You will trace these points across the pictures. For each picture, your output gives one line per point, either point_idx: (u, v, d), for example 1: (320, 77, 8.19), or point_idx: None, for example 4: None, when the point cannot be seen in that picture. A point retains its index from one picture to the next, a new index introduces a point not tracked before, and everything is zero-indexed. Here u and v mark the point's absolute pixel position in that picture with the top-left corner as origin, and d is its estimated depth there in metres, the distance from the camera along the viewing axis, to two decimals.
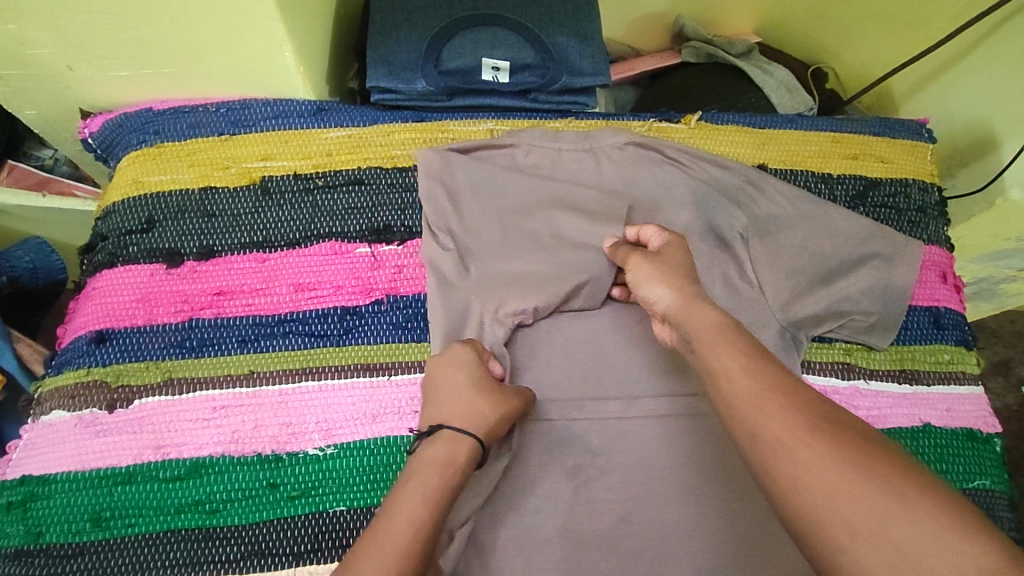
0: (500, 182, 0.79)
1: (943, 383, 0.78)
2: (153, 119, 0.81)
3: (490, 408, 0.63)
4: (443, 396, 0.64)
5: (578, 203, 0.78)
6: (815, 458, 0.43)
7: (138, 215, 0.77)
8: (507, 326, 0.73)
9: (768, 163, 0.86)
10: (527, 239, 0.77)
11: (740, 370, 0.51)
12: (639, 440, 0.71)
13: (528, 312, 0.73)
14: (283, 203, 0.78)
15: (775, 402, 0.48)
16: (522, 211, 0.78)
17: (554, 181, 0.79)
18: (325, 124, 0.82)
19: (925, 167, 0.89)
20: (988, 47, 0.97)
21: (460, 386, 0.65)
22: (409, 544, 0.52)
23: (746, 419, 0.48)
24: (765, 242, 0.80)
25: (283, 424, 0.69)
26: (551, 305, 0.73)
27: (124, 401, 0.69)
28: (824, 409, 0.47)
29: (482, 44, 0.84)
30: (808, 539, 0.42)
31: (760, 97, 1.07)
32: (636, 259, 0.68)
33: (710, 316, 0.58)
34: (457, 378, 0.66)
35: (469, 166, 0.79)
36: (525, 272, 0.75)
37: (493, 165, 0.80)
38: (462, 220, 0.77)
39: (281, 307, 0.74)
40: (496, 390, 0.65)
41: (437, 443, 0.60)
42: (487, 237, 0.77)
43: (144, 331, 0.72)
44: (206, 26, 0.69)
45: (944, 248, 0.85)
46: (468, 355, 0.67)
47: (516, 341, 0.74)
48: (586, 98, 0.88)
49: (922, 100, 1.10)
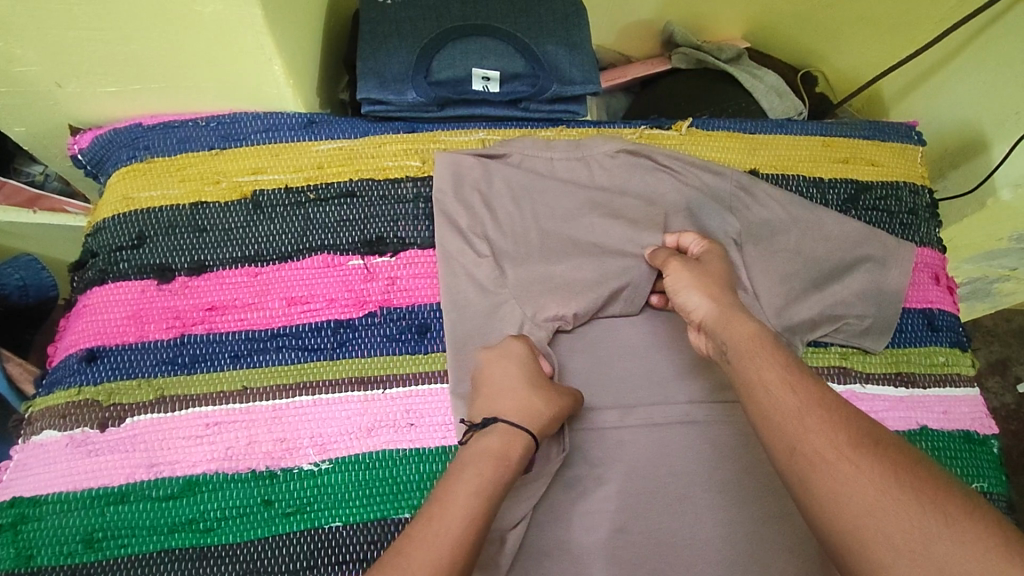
0: (544, 188, 0.79)
1: (939, 386, 0.78)
2: (143, 134, 0.81)
3: (540, 403, 0.65)
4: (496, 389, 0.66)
5: (619, 211, 0.79)
6: (855, 469, 0.47)
7: (130, 230, 0.76)
8: (547, 330, 0.73)
9: (759, 168, 0.86)
10: (567, 244, 0.78)
11: (779, 386, 0.55)
12: (635, 449, 0.70)
13: (568, 318, 0.74)
14: (274, 217, 0.78)
15: (814, 416, 0.52)
16: (567, 219, 0.79)
17: (594, 189, 0.80)
18: (315, 136, 0.82)
19: (916, 169, 0.89)
20: (973, 50, 0.98)
21: (513, 380, 0.66)
22: (450, 543, 0.51)
23: (784, 431, 0.53)
24: (759, 247, 0.80)
25: (277, 440, 0.68)
26: (591, 311, 0.74)
27: (115, 419, 0.68)
28: (863, 425, 0.51)
29: (471, 54, 0.84)
30: (844, 551, 0.46)
31: (750, 102, 1.07)
32: (674, 265, 0.71)
33: (745, 329, 0.62)
34: (508, 370, 0.67)
35: (503, 171, 0.80)
36: (568, 278, 0.76)
37: (524, 169, 0.81)
38: (500, 227, 0.78)
39: (273, 321, 0.73)
40: (547, 384, 0.67)
41: (493, 434, 0.62)
42: (526, 242, 0.77)
43: (135, 348, 0.71)
44: (196, 41, 0.69)
45: (936, 250, 0.86)
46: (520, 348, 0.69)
47: (557, 344, 0.75)
48: (577, 107, 0.88)
49: (911, 102, 1.11)
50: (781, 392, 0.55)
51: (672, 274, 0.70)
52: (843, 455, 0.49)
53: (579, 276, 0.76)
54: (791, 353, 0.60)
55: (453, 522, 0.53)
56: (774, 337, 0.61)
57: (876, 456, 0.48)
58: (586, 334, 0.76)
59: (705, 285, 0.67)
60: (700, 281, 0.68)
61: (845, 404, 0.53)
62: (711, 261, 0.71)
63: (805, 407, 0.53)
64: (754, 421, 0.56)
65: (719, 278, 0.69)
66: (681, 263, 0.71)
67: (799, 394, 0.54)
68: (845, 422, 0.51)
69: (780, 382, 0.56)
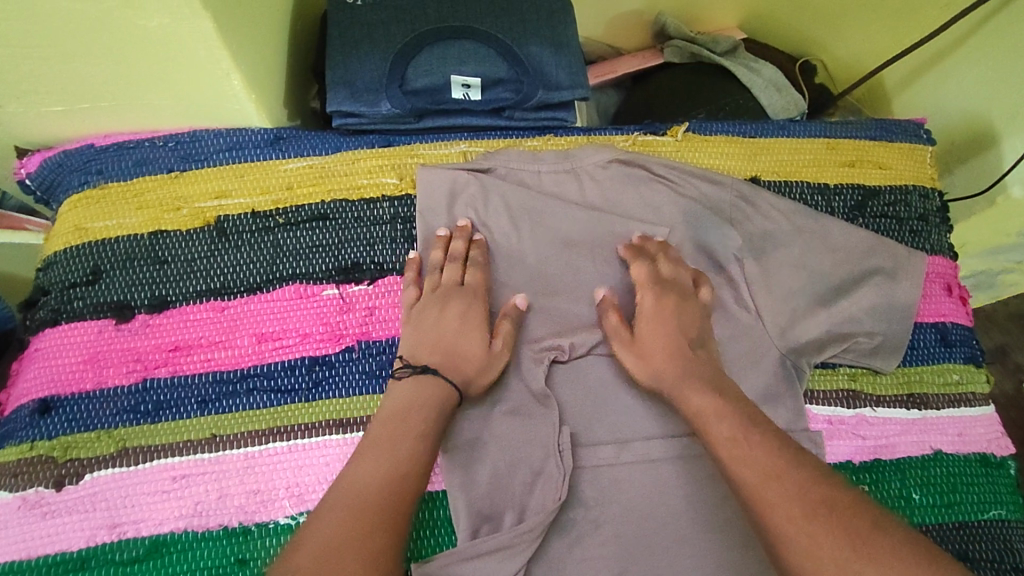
0: (545, 209, 0.75)
1: (954, 406, 0.74)
2: (95, 156, 0.74)
3: (475, 368, 0.66)
4: (446, 345, 0.67)
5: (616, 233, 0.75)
6: (830, 534, 0.48)
7: (83, 265, 0.70)
8: (541, 361, 0.70)
9: (761, 175, 0.81)
10: (565, 268, 0.74)
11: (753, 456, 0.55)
12: (633, 487, 0.66)
13: (566, 346, 0.70)
14: (240, 245, 0.72)
15: (794, 476, 0.53)
16: (566, 241, 0.74)
17: (599, 211, 0.76)
18: (283, 154, 0.76)
19: (926, 171, 0.84)
20: (981, 38, 0.92)
21: (475, 350, 0.67)
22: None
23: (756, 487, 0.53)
24: (761, 262, 0.75)
25: (250, 492, 0.64)
26: (588, 341, 0.71)
27: (73, 476, 0.62)
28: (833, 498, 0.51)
29: (450, 59, 0.76)
30: None
31: (748, 99, 1.00)
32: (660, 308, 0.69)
33: (710, 403, 0.61)
34: (461, 329, 0.68)
35: (499, 187, 0.75)
36: (567, 304, 0.73)
37: (520, 184, 0.76)
38: (499, 251, 0.74)
39: (243, 361, 0.68)
40: (489, 348, 0.68)
41: (425, 379, 0.64)
42: (525, 267, 0.74)
43: (92, 396, 0.65)
44: (142, 55, 0.62)
45: (947, 258, 0.81)
46: (480, 313, 0.69)
47: (555, 378, 0.70)
48: (565, 113, 0.82)
49: (913, 93, 1.06)
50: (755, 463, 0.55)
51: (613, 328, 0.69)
52: (813, 518, 0.50)
53: (571, 307, 0.73)
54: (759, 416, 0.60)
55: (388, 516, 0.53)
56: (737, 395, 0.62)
57: (854, 525, 0.49)
58: (583, 364, 0.71)
59: (669, 343, 0.67)
60: (675, 339, 0.67)
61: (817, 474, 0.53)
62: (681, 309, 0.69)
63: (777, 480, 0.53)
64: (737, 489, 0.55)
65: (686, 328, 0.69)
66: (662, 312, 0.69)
67: (771, 463, 0.54)
68: (808, 488, 0.52)
69: (754, 450, 0.56)
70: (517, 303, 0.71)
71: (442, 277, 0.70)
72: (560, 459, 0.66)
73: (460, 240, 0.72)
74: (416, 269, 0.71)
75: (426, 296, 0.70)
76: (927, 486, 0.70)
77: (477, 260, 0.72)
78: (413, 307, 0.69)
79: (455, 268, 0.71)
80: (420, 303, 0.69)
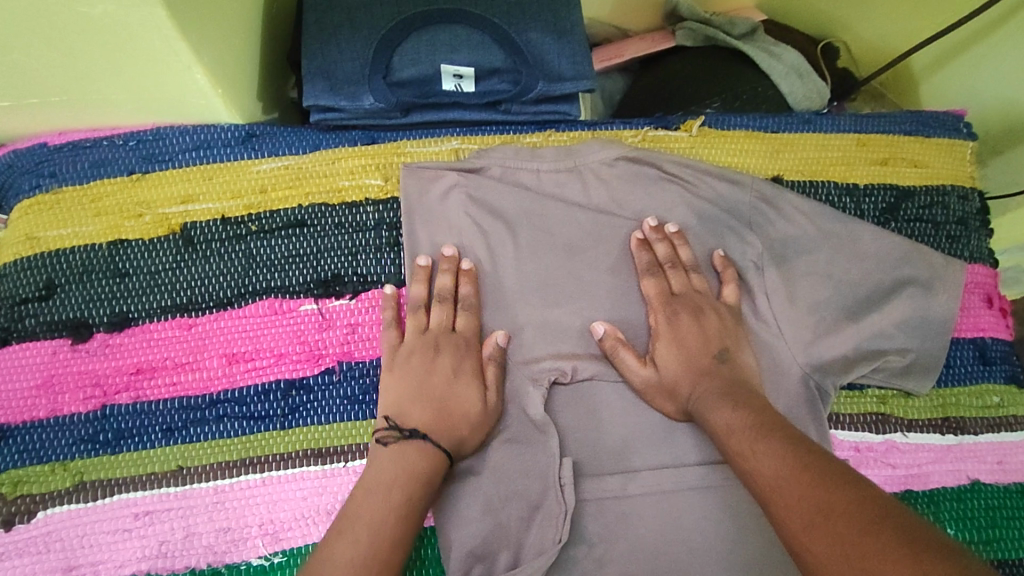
0: (548, 212, 0.68)
1: (993, 431, 0.68)
2: (49, 157, 0.67)
3: (469, 427, 0.59)
4: (437, 397, 0.59)
5: (624, 241, 0.68)
6: (827, 546, 0.41)
7: (35, 278, 0.64)
8: (543, 385, 0.63)
9: (784, 174, 0.73)
10: (568, 278, 0.67)
11: (783, 475, 0.48)
12: (643, 523, 0.60)
13: (566, 368, 0.64)
14: (209, 255, 0.65)
15: (798, 482, 0.46)
16: (569, 248, 0.67)
17: (605, 214, 0.69)
18: (256, 154, 0.69)
19: (965, 169, 0.77)
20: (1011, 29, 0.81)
21: (468, 405, 0.59)
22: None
23: (767, 500, 0.48)
24: (782, 271, 0.68)
25: (220, 530, 0.58)
26: (590, 364, 0.64)
27: (24, 514, 0.58)
28: (870, 503, 0.42)
29: (440, 46, 0.68)
30: None
31: (766, 85, 0.90)
32: (682, 324, 0.63)
33: (725, 419, 0.56)
34: (453, 347, 0.62)
35: (494, 186, 0.68)
36: (571, 319, 0.66)
37: (517, 183, 0.69)
38: (494, 261, 0.67)
39: (212, 385, 0.62)
40: (484, 403, 0.60)
41: (408, 444, 0.56)
42: (524, 277, 0.66)
43: (47, 424, 0.60)
44: (92, 47, 0.54)
45: (987, 265, 0.74)
46: (475, 364, 0.62)
47: (555, 403, 0.64)
48: (567, 107, 0.74)
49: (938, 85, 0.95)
50: (787, 484, 0.47)
51: (627, 363, 0.63)
52: (811, 527, 0.43)
53: (572, 321, 0.66)
54: (802, 437, 0.52)
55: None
56: (776, 417, 0.54)
57: (847, 531, 0.41)
58: (586, 386, 0.65)
59: (694, 360, 0.61)
60: (692, 361, 0.62)
61: (853, 483, 0.45)
62: (701, 324, 0.63)
63: (805, 497, 0.45)
64: (767, 508, 0.47)
65: (703, 348, 0.62)
66: (677, 336, 0.63)
67: (801, 480, 0.46)
68: (833, 495, 0.44)
69: (787, 469, 0.48)
70: (500, 340, 0.63)
71: (428, 319, 0.63)
72: (561, 495, 0.59)
73: (446, 272, 0.64)
74: (396, 306, 0.63)
75: (410, 340, 0.62)
76: (963, 520, 0.64)
77: (468, 299, 0.64)
78: (396, 351, 0.62)
79: (443, 310, 0.63)
80: (404, 348, 0.61)
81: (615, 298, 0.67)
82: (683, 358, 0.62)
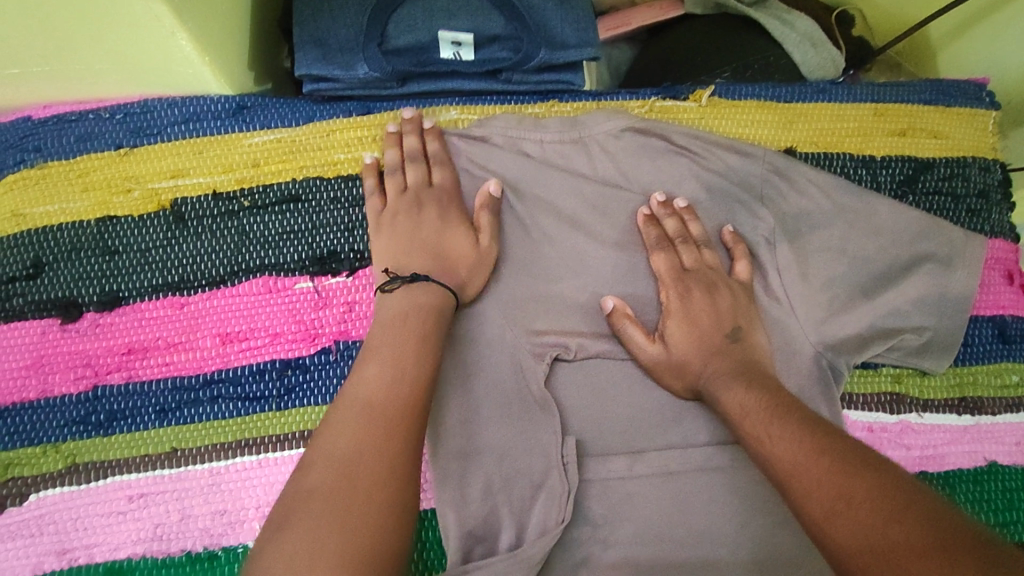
0: (552, 185, 0.65)
1: (1011, 412, 0.66)
2: (33, 131, 0.65)
3: (466, 267, 0.60)
4: (432, 246, 0.60)
5: (631, 215, 0.66)
6: (849, 530, 0.39)
7: (23, 256, 0.62)
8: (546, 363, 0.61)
9: (798, 146, 0.70)
10: (572, 253, 0.64)
11: (804, 453, 0.46)
12: (647, 504, 0.59)
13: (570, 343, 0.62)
14: (200, 232, 0.63)
15: (819, 467, 0.44)
16: (574, 221, 0.65)
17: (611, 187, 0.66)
18: (247, 126, 0.66)
19: (987, 140, 0.73)
20: None
21: (463, 250, 0.61)
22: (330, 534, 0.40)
23: (784, 485, 0.46)
24: (794, 246, 0.65)
25: (216, 513, 0.57)
26: (594, 342, 0.62)
27: (17, 496, 0.58)
28: (894, 483, 0.41)
29: (437, 13, 0.65)
30: None
31: (780, 55, 0.86)
32: (693, 296, 0.61)
33: (738, 400, 0.54)
34: (443, 224, 0.61)
35: (502, 158, 0.66)
36: (575, 296, 0.64)
37: (520, 154, 0.66)
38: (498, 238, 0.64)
39: (205, 365, 0.60)
40: (478, 245, 0.61)
41: (415, 287, 0.56)
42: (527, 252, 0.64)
43: (39, 406, 0.59)
44: (69, 12, 0.51)
45: (1009, 240, 0.71)
46: (460, 211, 0.63)
47: (558, 381, 0.62)
48: (572, 76, 0.70)
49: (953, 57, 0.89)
50: (806, 462, 0.45)
51: (634, 339, 0.61)
52: (832, 515, 0.41)
53: (577, 297, 0.64)
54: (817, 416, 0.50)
55: (397, 462, 0.44)
56: (791, 399, 0.52)
57: (871, 517, 0.39)
58: (589, 363, 0.63)
59: (704, 336, 0.59)
60: (701, 337, 0.59)
61: (873, 465, 0.43)
62: (713, 300, 0.61)
63: (827, 476, 0.43)
64: (784, 492, 0.46)
65: (713, 326, 0.60)
66: (685, 311, 0.61)
67: (822, 462, 0.44)
68: (856, 476, 0.42)
69: (806, 449, 0.46)
70: (491, 190, 0.64)
71: (407, 179, 0.63)
72: (564, 474, 0.57)
73: (412, 135, 0.64)
74: (376, 175, 0.64)
75: (393, 201, 0.62)
76: (980, 502, 0.62)
77: (438, 155, 0.64)
78: (381, 215, 0.62)
79: (418, 168, 0.63)
80: (389, 209, 0.62)
81: (621, 273, 0.65)
82: (695, 336, 0.60)
